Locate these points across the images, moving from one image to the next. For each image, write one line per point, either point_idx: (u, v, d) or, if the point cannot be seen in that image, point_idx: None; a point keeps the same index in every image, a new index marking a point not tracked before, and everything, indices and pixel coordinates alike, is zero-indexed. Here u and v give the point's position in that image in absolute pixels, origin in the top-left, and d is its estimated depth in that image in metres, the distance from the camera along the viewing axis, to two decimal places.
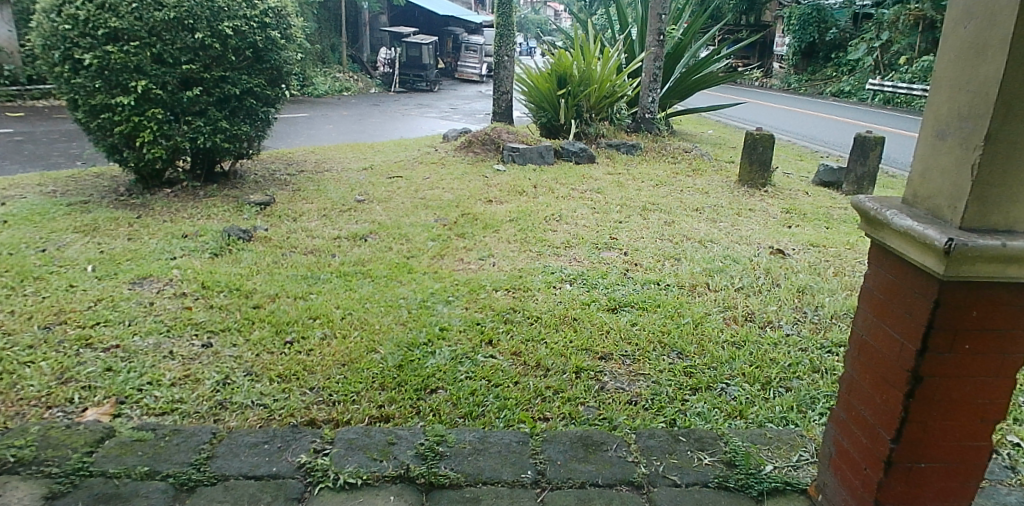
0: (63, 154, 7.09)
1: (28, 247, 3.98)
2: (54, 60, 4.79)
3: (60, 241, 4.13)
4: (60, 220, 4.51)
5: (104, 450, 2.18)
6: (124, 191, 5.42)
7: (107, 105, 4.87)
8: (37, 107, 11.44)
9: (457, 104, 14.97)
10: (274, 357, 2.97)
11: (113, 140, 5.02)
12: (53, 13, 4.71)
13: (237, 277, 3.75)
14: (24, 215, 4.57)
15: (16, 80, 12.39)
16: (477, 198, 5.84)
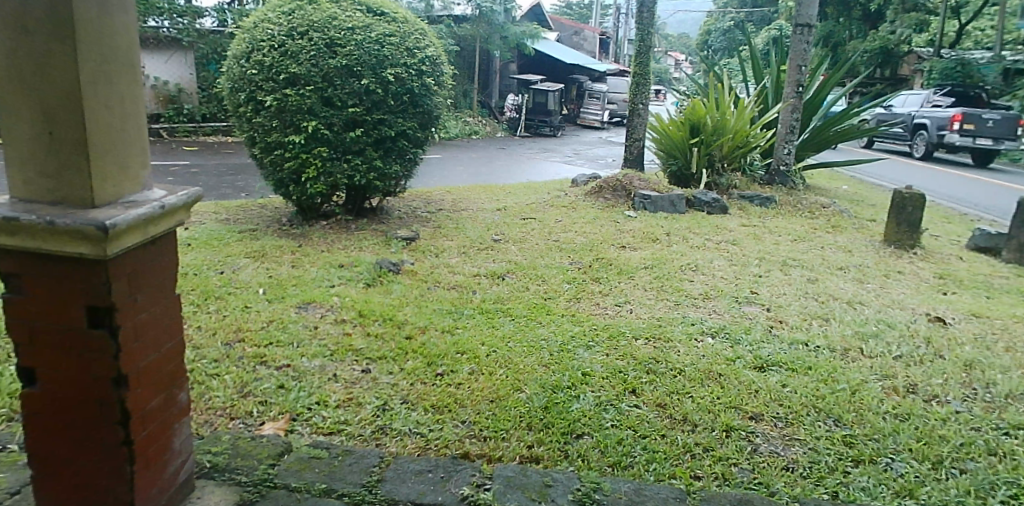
0: (232, 186, 7.86)
1: (209, 269, 4.41)
2: (240, 101, 5.40)
3: (234, 265, 4.54)
4: (234, 246, 4.98)
5: (285, 463, 2.32)
6: (286, 222, 5.89)
7: (280, 142, 5.35)
8: (208, 143, 12.87)
9: (579, 149, 15.18)
10: (427, 387, 3.08)
11: (282, 175, 5.50)
12: (243, 60, 5.32)
13: (389, 307, 3.95)
14: (205, 240, 5.09)
15: (193, 117, 13.85)
16: (610, 243, 5.83)
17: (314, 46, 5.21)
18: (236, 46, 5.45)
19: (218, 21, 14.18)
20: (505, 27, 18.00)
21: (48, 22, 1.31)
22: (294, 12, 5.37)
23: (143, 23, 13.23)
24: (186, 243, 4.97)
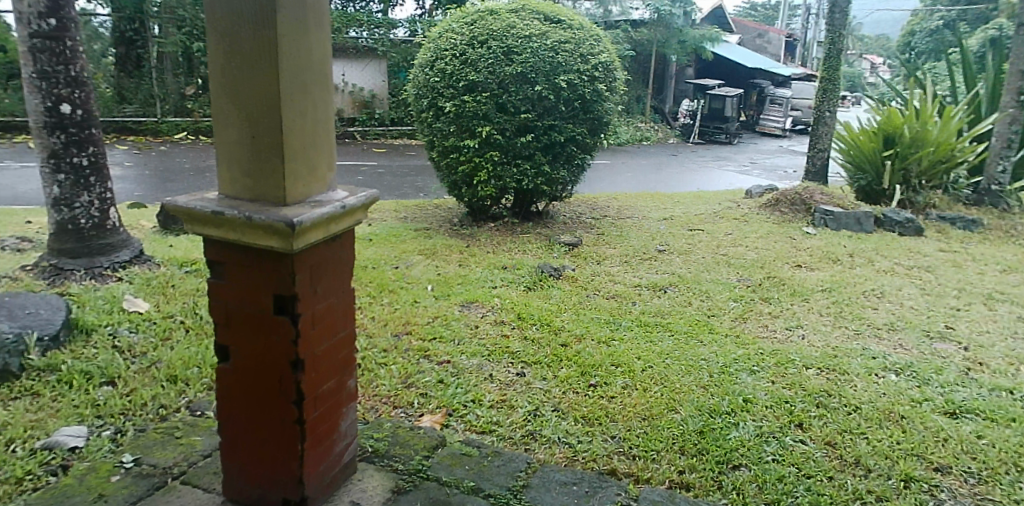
0: (411, 187, 8.43)
1: (385, 263, 4.74)
2: (423, 107, 5.76)
3: (407, 261, 4.85)
4: (408, 242, 5.32)
5: (438, 457, 2.41)
6: (457, 222, 6.19)
7: (456, 146, 5.62)
8: (395, 146, 13.91)
9: (757, 159, 14.27)
10: (579, 397, 3.05)
11: (456, 177, 5.78)
12: (427, 69, 5.67)
13: (548, 312, 3.98)
14: (385, 236, 5.50)
15: (383, 121, 15.00)
16: (783, 261, 5.41)
17: (493, 54, 5.41)
18: (421, 56, 5.82)
19: (407, 32, 15.15)
20: (684, 30, 17.45)
21: (259, 40, 1.46)
22: (476, 22, 5.63)
23: (343, 34, 14.51)
24: (368, 237, 5.42)
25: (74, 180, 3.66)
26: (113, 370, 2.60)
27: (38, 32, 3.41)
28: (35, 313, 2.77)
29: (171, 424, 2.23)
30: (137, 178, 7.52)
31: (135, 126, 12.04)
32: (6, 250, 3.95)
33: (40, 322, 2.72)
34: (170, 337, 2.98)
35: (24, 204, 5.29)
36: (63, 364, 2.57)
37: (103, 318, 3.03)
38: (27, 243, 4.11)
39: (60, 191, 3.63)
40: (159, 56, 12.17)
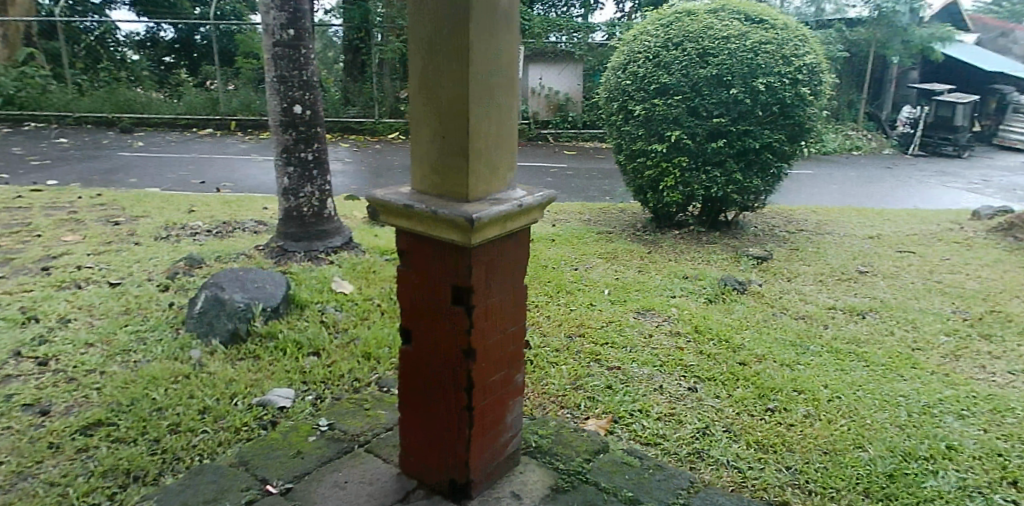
0: (597, 190, 8.43)
1: (565, 264, 4.82)
2: (613, 110, 5.77)
3: (587, 263, 4.89)
4: (590, 245, 5.36)
5: (599, 462, 2.39)
6: (641, 227, 6.11)
7: (644, 150, 5.53)
8: (585, 148, 13.19)
9: (992, 176, 12.18)
10: (753, 420, 2.84)
11: (642, 181, 5.68)
12: (620, 72, 5.68)
13: (727, 327, 3.77)
14: (567, 237, 5.59)
15: (576, 124, 13.82)
16: (1015, 294, 4.57)
17: (687, 56, 5.26)
18: (615, 59, 5.83)
19: (607, 35, 14.16)
20: (911, 29, 15.45)
21: (453, 48, 1.56)
22: (674, 24, 5.53)
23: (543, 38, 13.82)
24: (551, 238, 5.55)
25: (300, 173, 3.89)
26: (323, 339, 2.72)
27: (279, 46, 3.69)
28: (257, 285, 2.87)
29: (359, 395, 2.32)
30: (352, 173, 8.36)
31: (357, 125, 12.03)
32: (243, 232, 4.34)
33: (261, 293, 2.82)
34: (367, 312, 3.08)
35: (264, 193, 6.16)
36: (278, 324, 2.76)
37: (318, 293, 3.21)
38: (261, 227, 4.52)
39: (287, 183, 3.89)
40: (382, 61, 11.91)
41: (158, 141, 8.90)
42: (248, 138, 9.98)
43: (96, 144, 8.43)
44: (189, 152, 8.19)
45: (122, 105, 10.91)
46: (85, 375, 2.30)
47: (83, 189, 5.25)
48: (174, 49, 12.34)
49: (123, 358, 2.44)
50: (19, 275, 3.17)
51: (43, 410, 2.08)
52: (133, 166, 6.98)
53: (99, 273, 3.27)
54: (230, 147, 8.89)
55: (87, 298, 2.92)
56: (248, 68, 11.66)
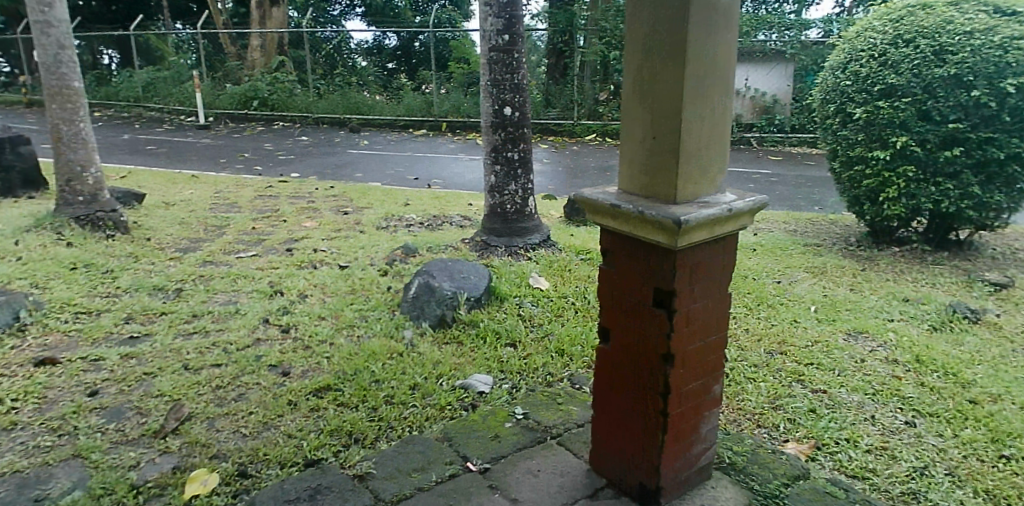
0: (814, 177, 7.06)
1: (765, 275, 3.55)
2: (829, 114, 4.17)
3: (793, 276, 3.57)
4: (795, 255, 3.95)
5: (798, 488, 1.77)
6: (853, 241, 4.40)
7: (863, 156, 3.91)
8: (791, 152, 8.67)
9: None
10: (983, 467, 1.93)
11: (857, 195, 4.03)
12: (840, 71, 4.11)
13: (958, 361, 2.58)
14: (791, 239, 4.43)
15: (782, 128, 9.24)
16: None
17: (918, 52, 3.64)
18: (834, 55, 4.24)
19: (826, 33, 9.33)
20: None
21: (668, 46, 1.51)
22: (904, 17, 3.89)
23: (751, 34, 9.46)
24: (771, 238, 4.39)
25: (507, 173, 2.96)
26: (550, 329, 2.26)
27: (492, 38, 2.83)
28: (462, 274, 2.41)
29: (559, 386, 1.95)
30: (547, 175, 6.81)
31: (554, 128, 9.57)
32: (454, 226, 3.88)
33: (466, 283, 2.36)
34: (571, 276, 2.72)
35: (472, 189, 5.77)
36: (494, 299, 2.41)
37: (540, 270, 2.76)
38: (469, 223, 3.99)
39: (492, 182, 2.98)
40: (582, 64, 9.47)
41: (381, 140, 8.85)
42: (461, 137, 9.13)
43: (329, 140, 8.68)
44: (405, 150, 7.97)
45: (353, 108, 10.05)
46: (319, 345, 2.13)
47: (318, 182, 5.70)
48: (396, 55, 11.60)
49: (348, 333, 2.21)
50: (266, 255, 3.09)
51: (284, 371, 1.98)
52: (360, 161, 7.15)
53: (332, 255, 3.05)
54: (442, 146, 8.36)
55: (321, 278, 2.71)
56: (459, 72, 9.96)
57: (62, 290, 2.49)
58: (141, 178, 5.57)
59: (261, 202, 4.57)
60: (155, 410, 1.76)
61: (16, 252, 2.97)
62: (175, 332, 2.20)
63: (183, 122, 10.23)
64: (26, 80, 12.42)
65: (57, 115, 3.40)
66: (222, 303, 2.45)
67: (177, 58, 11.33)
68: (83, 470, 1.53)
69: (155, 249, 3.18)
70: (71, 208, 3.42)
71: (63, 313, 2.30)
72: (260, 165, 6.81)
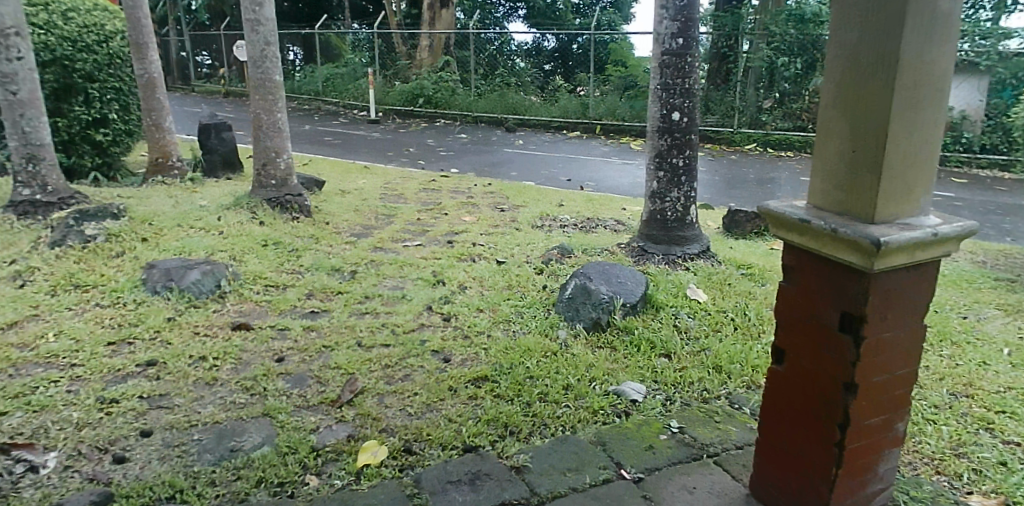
0: (1001, 205, 6.20)
1: (948, 309, 3.18)
2: None
3: (982, 313, 3.17)
4: (985, 291, 3.49)
5: None
6: None
7: None
8: (975, 174, 7.60)
9: None
10: None
11: None
12: None
13: None
14: (981, 272, 3.92)
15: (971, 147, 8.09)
16: None
17: None
18: None
19: None
20: None
21: (871, 46, 1.30)
22: None
23: None
24: (958, 270, 3.91)
25: (670, 179, 2.91)
26: (709, 344, 2.19)
27: (665, 42, 2.79)
28: (618, 280, 2.42)
29: (716, 404, 1.87)
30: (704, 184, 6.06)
31: (710, 135, 8.65)
32: (608, 229, 3.84)
33: (622, 288, 2.36)
34: (731, 290, 2.61)
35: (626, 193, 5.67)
36: (649, 308, 2.38)
37: (697, 282, 2.68)
38: (622, 227, 3.94)
39: (654, 188, 2.95)
40: (745, 70, 8.57)
41: (537, 140, 8.93)
42: (615, 141, 8.89)
43: (486, 139, 8.97)
44: (557, 152, 8.01)
45: (511, 108, 10.18)
46: (478, 336, 2.20)
47: (476, 178, 5.95)
48: (554, 57, 10.89)
49: (505, 327, 2.27)
50: (430, 245, 3.26)
51: (446, 357, 2.07)
52: (513, 160, 7.31)
53: (490, 250, 3.15)
54: (595, 148, 8.25)
55: (481, 271, 2.81)
56: (616, 75, 9.86)
57: (256, 263, 2.83)
58: (319, 165, 6.19)
59: (424, 195, 4.82)
60: (332, 380, 1.93)
61: (217, 226, 3.36)
62: (348, 311, 2.40)
63: (355, 115, 11.07)
64: (226, 71, 13.85)
65: (258, 105, 3.79)
66: (391, 289, 2.63)
67: (354, 56, 12.33)
68: (271, 428, 1.71)
69: (331, 232, 3.47)
70: (267, 191, 3.80)
71: (255, 285, 2.61)
72: (423, 159, 7.21)
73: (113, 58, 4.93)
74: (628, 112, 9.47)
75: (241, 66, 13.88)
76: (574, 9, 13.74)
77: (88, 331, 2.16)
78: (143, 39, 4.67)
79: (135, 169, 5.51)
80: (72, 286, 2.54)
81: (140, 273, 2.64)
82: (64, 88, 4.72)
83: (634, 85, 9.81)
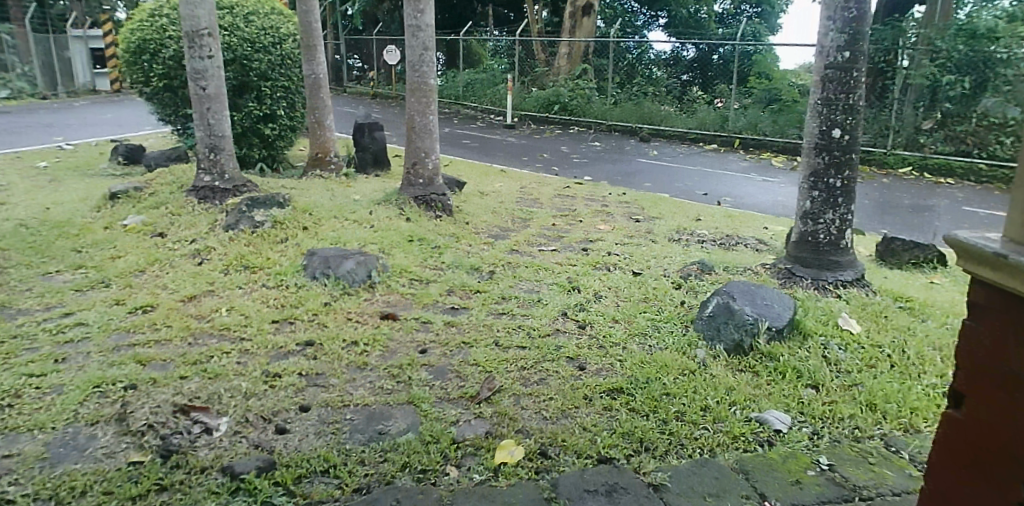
0: None
1: None
2: None
3: None
4: None
5: None
6: None
7: None
8: None
9: None
10: None
11: None
12: None
13: None
14: None
15: None
16: None
17: None
18: None
19: None
20: None
21: None
22: None
23: None
24: None
25: (825, 200, 2.82)
26: (862, 379, 2.06)
27: (830, 55, 2.68)
28: (764, 302, 2.38)
29: (868, 444, 1.74)
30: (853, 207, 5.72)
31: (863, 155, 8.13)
32: (749, 248, 3.78)
33: (769, 311, 2.32)
34: (887, 324, 2.46)
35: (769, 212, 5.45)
36: (796, 335, 2.31)
37: (850, 311, 2.56)
38: (765, 246, 3.85)
39: (807, 207, 2.88)
40: (904, 87, 7.96)
41: (671, 151, 8.81)
42: (754, 155, 8.57)
43: (620, 147, 9.00)
44: (692, 164, 7.89)
45: (646, 117, 10.16)
46: (612, 346, 2.31)
47: (610, 187, 6.08)
48: (692, 68, 10.69)
49: (641, 341, 2.35)
50: (564, 251, 3.60)
51: (580, 365, 2.18)
52: (648, 170, 7.29)
53: (623, 261, 3.38)
54: (732, 163, 8.01)
55: (615, 281, 3.02)
56: (759, 88, 9.45)
57: (402, 258, 3.28)
58: (461, 168, 6.62)
59: (559, 201, 5.13)
60: (471, 377, 2.09)
61: (368, 219, 3.88)
62: (486, 309, 2.69)
63: (492, 120, 11.50)
64: (376, 75, 14.81)
65: (414, 108, 4.26)
66: (526, 290, 2.93)
67: (494, 62, 12.73)
68: (414, 416, 1.85)
69: (471, 232, 3.94)
70: (413, 188, 4.31)
71: (401, 278, 3.01)
72: (558, 165, 7.40)
73: (285, 58, 5.42)
74: (770, 127, 8.96)
75: (388, 70, 14.76)
76: (716, 18, 13.77)
77: (255, 309, 2.61)
78: (312, 40, 5.06)
79: (295, 164, 6.11)
80: (244, 265, 3.11)
81: (301, 260, 3.14)
82: (240, 85, 5.26)
83: (778, 98, 9.33)
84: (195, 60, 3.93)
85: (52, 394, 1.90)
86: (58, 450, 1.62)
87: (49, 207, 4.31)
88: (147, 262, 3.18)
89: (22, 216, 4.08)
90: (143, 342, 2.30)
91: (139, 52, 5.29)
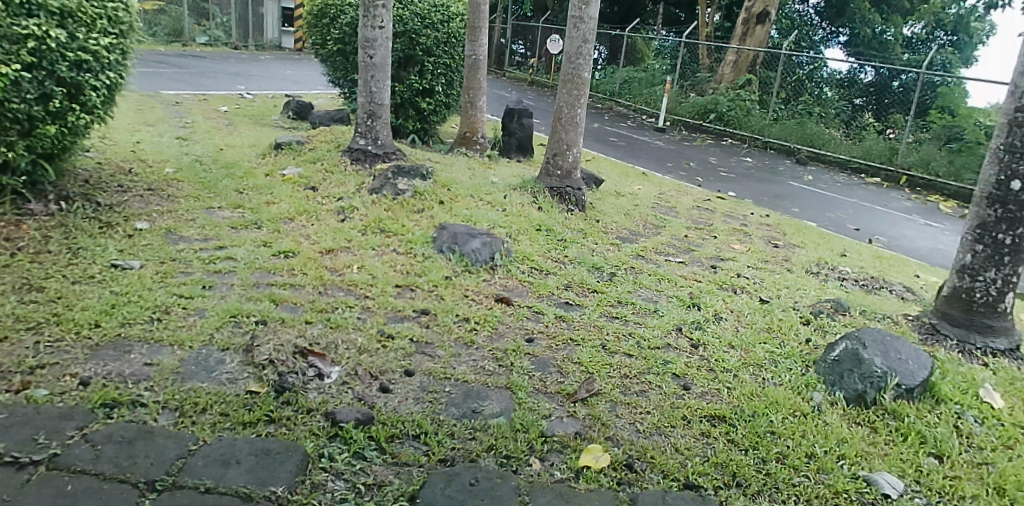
0: None
1: None
2: None
3: None
4: None
5: None
6: None
7: None
8: None
9: None
10: None
11: None
12: None
13: None
14: None
15: None
16: None
17: None
18: None
19: None
20: None
21: None
22: None
23: None
24: None
25: (989, 255, 2.51)
26: (996, 459, 1.83)
27: None
28: (900, 355, 2.18)
29: None
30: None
31: None
32: (895, 295, 3.45)
33: (902, 367, 2.11)
34: None
35: (923, 258, 4.96)
36: (929, 398, 2.08)
37: (996, 384, 2.28)
38: (914, 296, 3.51)
39: (966, 261, 2.58)
40: None
41: (829, 178, 8.17)
42: (919, 195, 7.80)
43: (773, 166, 8.53)
44: (852, 196, 7.28)
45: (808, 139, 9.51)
46: (724, 372, 2.21)
47: (753, 206, 5.80)
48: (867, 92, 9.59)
49: (755, 372, 2.23)
50: (691, 265, 3.49)
51: (684, 384, 2.11)
52: (799, 195, 6.83)
53: (754, 285, 3.21)
54: (895, 201, 7.31)
55: (739, 305, 2.88)
56: (941, 123, 8.51)
57: (525, 245, 3.34)
58: (602, 164, 6.60)
59: (696, 213, 4.95)
60: (572, 375, 2.08)
61: (502, 203, 3.96)
62: (599, 310, 2.66)
63: (643, 121, 11.29)
64: (537, 62, 14.96)
65: (563, 99, 4.27)
66: (645, 299, 2.87)
67: (657, 63, 12.55)
68: (509, 402, 1.89)
69: (600, 230, 3.91)
70: (550, 178, 4.35)
71: (521, 265, 3.06)
72: (702, 176, 7.12)
73: (450, 37, 5.61)
74: (946, 167, 8.11)
75: (550, 59, 14.82)
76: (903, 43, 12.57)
77: (382, 270, 2.77)
78: (478, 23, 5.24)
79: (445, 140, 6.35)
80: (380, 229, 3.29)
81: (433, 232, 3.28)
82: (406, 58, 5.56)
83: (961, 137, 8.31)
84: (366, 29, 4.18)
85: (196, 316, 2.14)
86: (191, 368, 1.82)
87: (223, 148, 4.82)
88: (296, 211, 3.46)
89: (200, 152, 4.61)
90: (281, 283, 2.52)
91: (321, 16, 5.76)
